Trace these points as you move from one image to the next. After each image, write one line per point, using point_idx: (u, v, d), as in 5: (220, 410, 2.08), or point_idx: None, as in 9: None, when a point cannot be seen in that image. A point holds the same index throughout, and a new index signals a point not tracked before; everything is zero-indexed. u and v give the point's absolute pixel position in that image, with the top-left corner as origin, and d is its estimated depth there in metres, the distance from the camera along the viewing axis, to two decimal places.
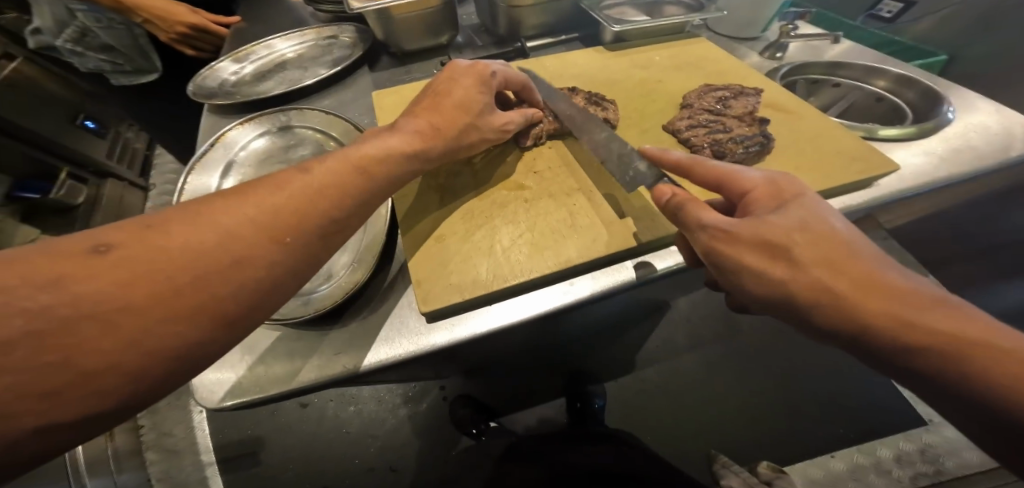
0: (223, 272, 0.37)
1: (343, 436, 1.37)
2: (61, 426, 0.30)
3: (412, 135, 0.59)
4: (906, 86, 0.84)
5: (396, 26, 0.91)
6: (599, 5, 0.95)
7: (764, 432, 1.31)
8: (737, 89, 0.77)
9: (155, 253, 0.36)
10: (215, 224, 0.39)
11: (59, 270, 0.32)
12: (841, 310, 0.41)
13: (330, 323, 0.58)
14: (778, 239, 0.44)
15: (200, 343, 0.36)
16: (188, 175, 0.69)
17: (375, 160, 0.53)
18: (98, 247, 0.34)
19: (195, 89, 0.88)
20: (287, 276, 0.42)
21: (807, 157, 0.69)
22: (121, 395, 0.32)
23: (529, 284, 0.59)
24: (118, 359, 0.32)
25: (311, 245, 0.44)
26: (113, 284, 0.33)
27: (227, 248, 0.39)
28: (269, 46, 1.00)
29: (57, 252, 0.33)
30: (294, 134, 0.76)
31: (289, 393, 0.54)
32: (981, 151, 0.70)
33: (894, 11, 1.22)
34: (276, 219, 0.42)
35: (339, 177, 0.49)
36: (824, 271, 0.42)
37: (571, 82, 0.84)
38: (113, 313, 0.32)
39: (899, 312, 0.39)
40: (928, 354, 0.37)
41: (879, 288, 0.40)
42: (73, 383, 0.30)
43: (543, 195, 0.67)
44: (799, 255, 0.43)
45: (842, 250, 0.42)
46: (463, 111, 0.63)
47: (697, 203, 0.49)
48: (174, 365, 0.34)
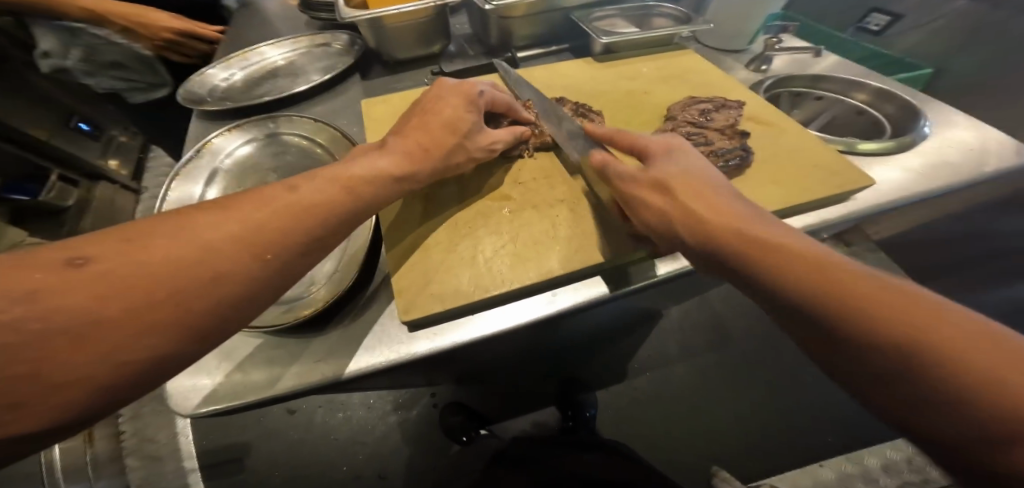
0: (204, 286, 0.38)
1: (331, 443, 1.36)
2: (23, 439, 0.30)
3: (400, 156, 0.60)
4: (885, 99, 0.86)
5: (387, 36, 0.92)
6: (588, 17, 0.96)
7: (752, 441, 1.32)
8: (719, 102, 0.79)
9: (135, 266, 0.35)
10: (196, 240, 0.39)
11: (31, 283, 0.31)
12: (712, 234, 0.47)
13: (312, 331, 0.58)
14: (726, 224, 0.46)
15: (172, 354, 0.36)
16: (174, 181, 0.69)
17: (364, 181, 0.54)
18: (74, 260, 0.34)
19: (185, 95, 0.89)
20: (265, 291, 0.42)
21: (787, 171, 0.69)
22: (89, 408, 0.32)
23: (511, 295, 0.59)
24: (86, 373, 0.31)
25: (291, 261, 0.44)
26: (89, 297, 0.32)
27: (208, 262, 0.39)
28: (261, 53, 1.00)
29: (32, 263, 0.33)
30: (281, 141, 0.76)
31: (262, 403, 0.53)
32: (958, 166, 0.71)
33: (881, 24, 1.26)
34: (259, 234, 0.43)
35: (326, 195, 0.50)
36: (699, 205, 0.49)
37: (560, 93, 0.85)
38: (89, 328, 0.32)
39: (825, 277, 0.38)
40: (816, 285, 0.38)
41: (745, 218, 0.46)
42: (40, 396, 0.29)
43: (527, 206, 0.68)
44: (681, 193, 0.51)
45: (708, 189, 0.51)
46: (450, 132, 0.64)
47: (663, 197, 0.52)
48: (143, 377, 0.34)
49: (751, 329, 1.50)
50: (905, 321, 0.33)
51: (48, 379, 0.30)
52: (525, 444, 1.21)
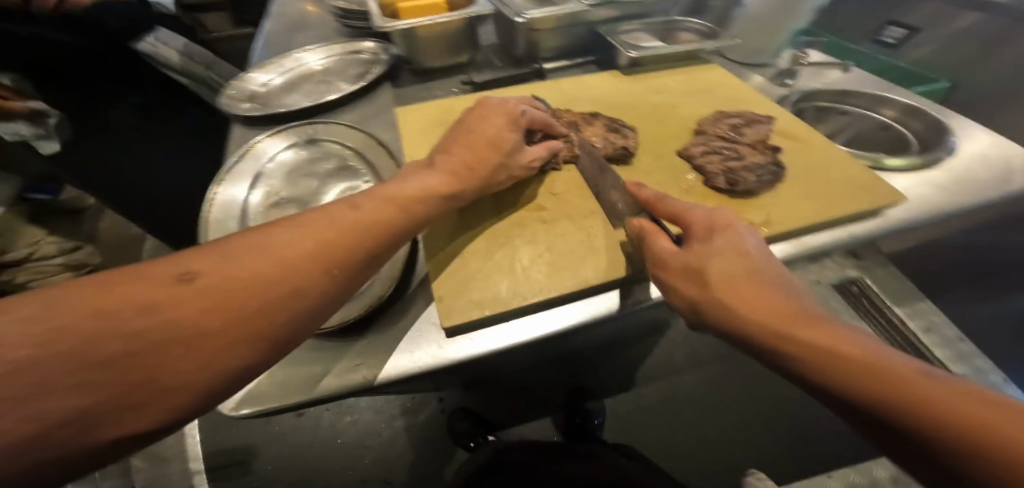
0: (286, 299, 0.39)
1: (338, 446, 1.36)
2: (130, 439, 0.31)
3: (448, 175, 0.61)
4: (913, 116, 0.88)
5: (420, 45, 0.94)
6: (615, 30, 0.98)
7: (762, 450, 1.32)
8: (749, 117, 0.80)
9: (231, 280, 0.37)
10: (276, 254, 0.41)
11: (149, 298, 0.33)
12: (761, 333, 0.42)
13: (351, 334, 0.58)
14: (714, 275, 0.48)
15: (256, 363, 0.37)
16: (219, 183, 0.70)
17: (416, 200, 0.55)
18: (183, 275, 0.36)
19: (224, 100, 0.91)
20: (334, 304, 0.43)
21: (818, 186, 0.70)
22: (188, 411, 0.33)
23: (548, 303, 0.60)
24: (192, 379, 0.32)
25: (355, 274, 0.45)
26: (197, 312, 0.34)
27: (287, 277, 0.40)
28: (296, 59, 1.02)
29: (143, 278, 0.35)
30: (320, 147, 0.77)
31: (305, 403, 0.53)
32: (983, 182, 0.72)
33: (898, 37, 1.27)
34: (329, 249, 0.44)
35: (384, 213, 0.51)
36: (739, 299, 0.45)
37: (590, 106, 0.87)
38: (195, 338, 0.33)
39: (825, 344, 0.38)
40: (828, 355, 0.38)
41: (798, 317, 0.42)
42: (154, 399, 0.31)
43: (562, 216, 0.69)
44: (715, 285, 0.47)
45: (749, 277, 0.46)
46: (495, 150, 0.65)
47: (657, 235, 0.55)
48: (234, 383, 0.35)
49: None
50: (933, 410, 0.31)
51: (162, 384, 0.31)
52: (529, 451, 1.17)
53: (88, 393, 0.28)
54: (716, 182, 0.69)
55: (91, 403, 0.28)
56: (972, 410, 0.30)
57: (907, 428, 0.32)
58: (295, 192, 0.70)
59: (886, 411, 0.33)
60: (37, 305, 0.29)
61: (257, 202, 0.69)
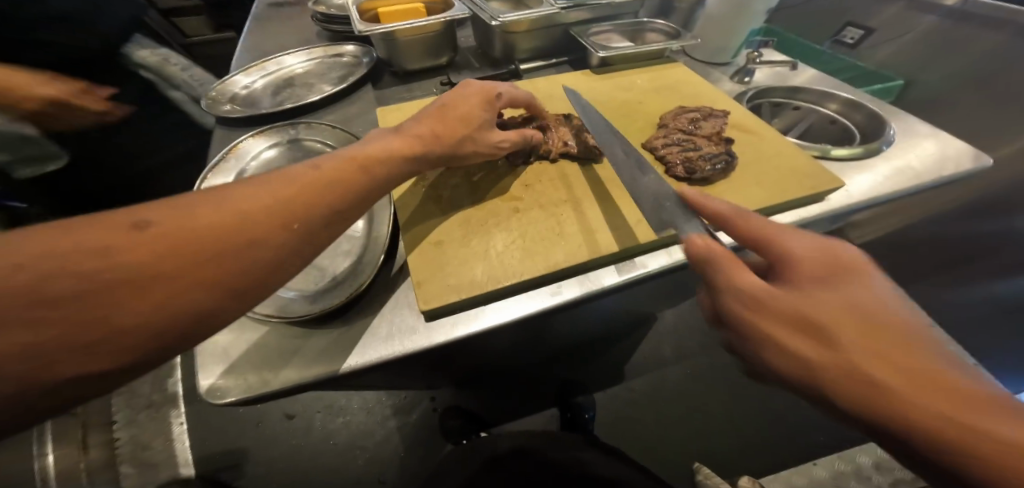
0: (241, 249, 0.42)
1: (331, 448, 1.39)
2: (91, 377, 0.35)
3: (411, 138, 0.65)
4: (854, 109, 0.94)
5: (400, 47, 0.98)
6: (586, 32, 1.03)
7: (743, 437, 1.38)
8: (706, 111, 0.85)
9: (188, 228, 0.40)
10: (234, 207, 0.44)
11: (106, 242, 0.37)
12: (906, 414, 0.34)
13: (331, 323, 0.61)
14: (814, 316, 0.40)
15: (212, 311, 0.40)
16: (205, 180, 0.73)
17: (380, 162, 0.59)
18: (138, 223, 0.39)
19: (207, 102, 0.93)
20: (294, 257, 0.47)
21: (767, 174, 0.76)
22: (145, 352, 0.37)
23: (522, 286, 0.65)
24: (143, 321, 0.36)
25: (317, 232, 0.49)
26: (152, 254, 0.37)
27: (244, 229, 0.43)
28: (279, 62, 1.06)
29: (105, 226, 0.38)
30: (302, 146, 0.81)
31: (286, 391, 0.55)
32: (920, 171, 0.79)
33: (856, 37, 1.39)
34: (289, 207, 0.47)
35: (343, 173, 0.55)
36: (853, 344, 0.38)
37: (562, 103, 0.91)
38: (147, 279, 0.37)
39: (949, 408, 0.33)
40: (966, 432, 0.32)
41: (971, 402, 0.33)
42: (110, 335, 0.35)
43: (534, 206, 0.73)
44: (837, 333, 0.39)
45: (897, 335, 0.38)
46: (464, 123, 0.69)
47: (731, 263, 0.46)
48: (192, 328, 0.39)
49: None
50: None
51: (114, 325, 0.35)
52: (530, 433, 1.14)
53: (43, 327, 0.32)
54: (674, 170, 0.75)
55: (42, 338, 0.32)
56: None
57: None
58: None
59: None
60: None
61: None
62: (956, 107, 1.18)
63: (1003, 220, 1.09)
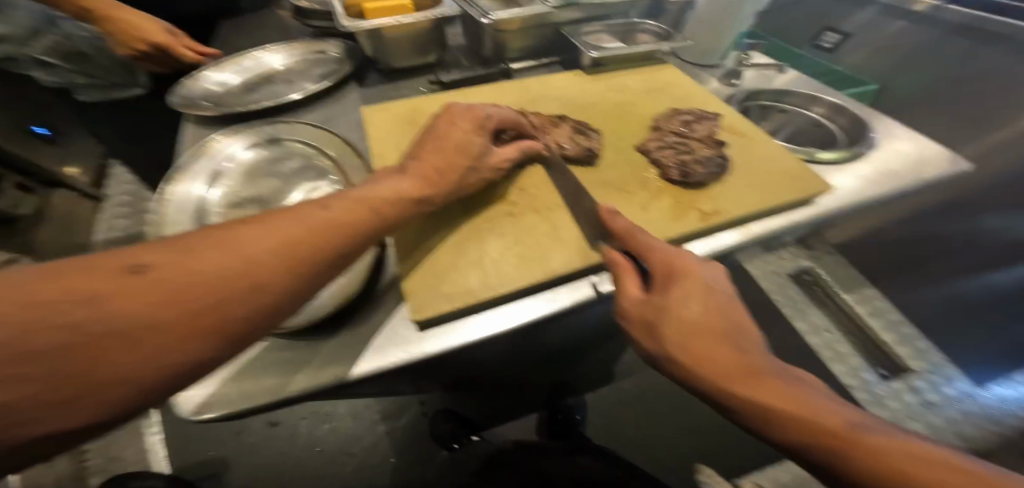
0: (243, 292, 0.40)
1: (317, 455, 1.33)
2: (70, 431, 0.31)
3: (417, 179, 0.61)
4: (839, 113, 0.96)
5: (386, 45, 0.94)
6: (578, 32, 1.01)
7: (732, 437, 1.40)
8: (700, 114, 0.85)
9: (189, 273, 0.38)
10: (240, 251, 0.42)
11: (99, 288, 0.33)
12: (715, 381, 0.45)
13: (319, 334, 0.57)
14: (660, 320, 0.50)
15: (206, 359, 0.37)
16: (173, 183, 0.69)
17: (385, 202, 0.56)
18: (136, 266, 0.36)
19: (178, 100, 0.88)
20: (293, 301, 0.44)
21: (761, 177, 0.76)
22: (131, 405, 0.34)
23: (516, 294, 0.62)
24: (133, 373, 0.33)
25: (319, 273, 0.46)
26: (149, 303, 0.35)
27: (248, 274, 0.40)
28: (257, 58, 1.00)
29: (98, 267, 0.35)
30: (282, 146, 0.76)
31: (269, 407, 0.51)
32: (901, 174, 0.80)
33: (833, 42, 1.38)
34: (297, 249, 0.45)
35: (354, 217, 0.52)
36: (687, 342, 0.48)
37: (553, 105, 0.89)
38: (143, 330, 0.34)
39: (742, 386, 0.44)
40: (753, 402, 0.43)
41: (754, 377, 0.44)
42: (97, 389, 0.32)
43: (529, 210, 0.71)
44: (673, 335, 0.48)
45: (714, 329, 0.48)
46: (462, 154, 0.65)
47: (625, 277, 0.56)
48: (176, 379, 0.36)
49: None
50: (832, 441, 0.38)
51: (97, 378, 0.32)
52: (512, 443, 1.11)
53: (20, 385, 0.29)
54: (669, 175, 0.73)
55: (19, 397, 0.29)
56: (791, 405, 0.41)
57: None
58: (254, 192, 0.69)
59: (824, 457, 0.39)
60: None
61: (217, 199, 0.68)
62: (925, 109, 1.21)
63: (973, 221, 1.15)
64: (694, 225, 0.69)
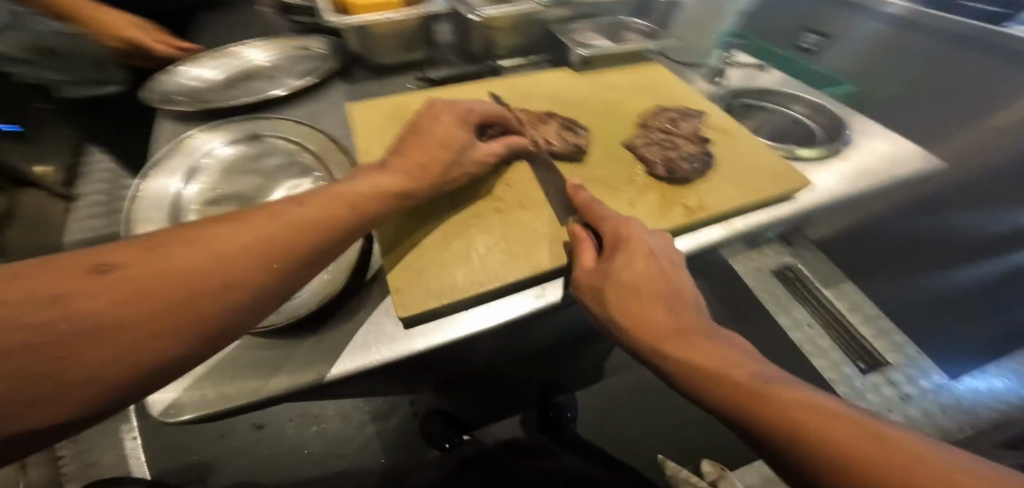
0: (218, 289, 0.38)
1: (303, 457, 1.32)
2: (28, 439, 0.29)
3: (399, 174, 0.61)
4: (819, 113, 0.99)
5: (371, 40, 0.93)
6: (565, 31, 1.02)
7: (714, 428, 1.43)
8: (684, 112, 0.86)
9: (160, 272, 0.37)
10: (215, 248, 0.41)
11: (64, 288, 0.32)
12: (647, 339, 0.49)
13: (301, 332, 0.56)
14: (602, 283, 0.53)
15: (179, 358, 0.36)
16: (148, 179, 0.67)
17: (367, 198, 0.55)
18: (101, 268, 0.35)
19: (154, 95, 0.85)
20: (273, 297, 0.43)
21: (744, 174, 0.78)
22: (96, 409, 0.31)
23: (504, 289, 0.62)
24: (100, 373, 0.31)
25: (298, 270, 0.45)
26: (118, 300, 0.33)
27: (225, 270, 0.40)
28: (239, 53, 0.98)
29: (66, 267, 0.34)
30: (263, 142, 0.75)
31: (249, 407, 0.50)
32: (877, 171, 0.83)
33: (813, 44, 1.37)
34: (274, 245, 0.44)
35: (332, 212, 0.51)
36: (626, 305, 0.51)
37: (540, 102, 0.89)
38: (112, 328, 0.32)
39: (671, 344, 0.47)
40: (680, 359, 0.45)
41: (685, 337, 0.47)
42: (59, 392, 0.30)
43: (516, 206, 0.71)
44: (613, 297, 0.52)
45: (655, 294, 0.52)
46: (447, 148, 0.65)
47: (582, 248, 0.59)
48: (146, 381, 0.34)
49: None
50: (746, 394, 0.39)
51: (61, 380, 0.30)
52: None
53: None
54: (656, 170, 0.75)
55: None
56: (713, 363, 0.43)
57: (767, 441, 0.37)
58: (234, 189, 0.67)
59: (742, 414, 0.39)
60: None
61: (194, 196, 0.66)
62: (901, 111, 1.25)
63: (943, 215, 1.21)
64: (678, 219, 0.70)
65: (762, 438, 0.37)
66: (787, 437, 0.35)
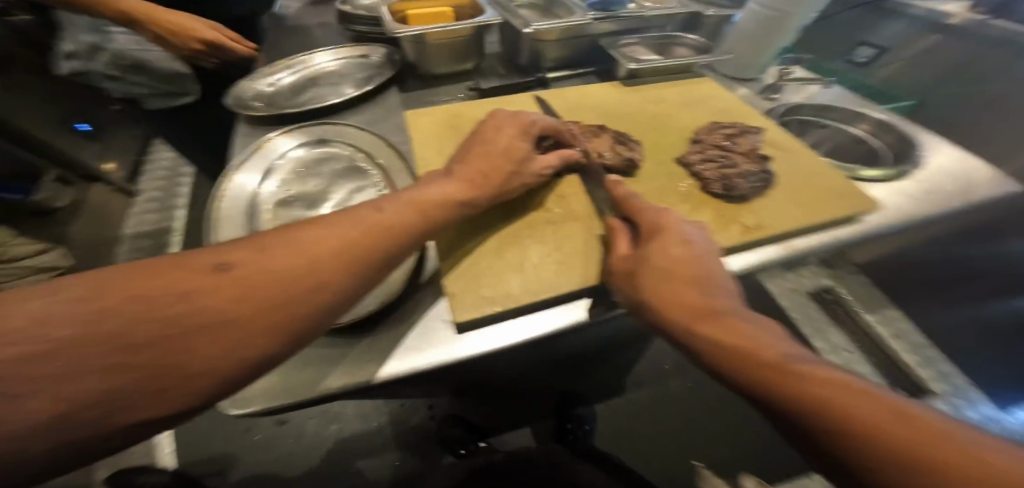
0: (304, 293, 0.41)
1: (329, 455, 1.34)
2: (159, 420, 0.34)
3: (464, 182, 0.62)
4: (885, 131, 0.95)
5: (428, 51, 0.96)
6: (615, 44, 1.03)
7: (750, 455, 1.37)
8: (742, 128, 0.84)
9: (262, 273, 0.40)
10: (304, 251, 0.43)
11: (188, 286, 0.37)
12: (675, 316, 0.49)
13: (363, 332, 0.58)
14: (636, 266, 0.55)
15: (272, 355, 0.39)
16: (227, 178, 0.71)
17: (434, 205, 0.57)
18: (220, 265, 0.39)
19: (233, 98, 0.91)
20: (350, 302, 0.45)
21: (807, 193, 0.75)
22: (209, 397, 0.35)
23: (559, 299, 0.62)
24: (214, 365, 0.35)
25: (373, 275, 0.47)
26: (228, 299, 0.37)
27: (313, 273, 0.42)
28: (307, 60, 1.04)
29: (191, 265, 0.39)
30: (329, 147, 0.78)
31: (317, 401, 0.52)
32: (951, 194, 0.78)
33: (868, 56, 1.26)
34: (353, 251, 0.46)
35: (404, 218, 0.53)
36: (657, 287, 0.52)
37: (591, 115, 0.90)
38: (224, 325, 0.36)
39: (700, 323, 0.48)
40: (711, 339, 0.46)
41: (715, 316, 0.48)
42: (184, 381, 0.34)
43: (569, 217, 0.72)
44: (645, 279, 0.53)
45: (689, 276, 0.53)
46: (506, 158, 0.67)
47: (618, 235, 0.62)
48: (247, 375, 0.38)
49: None
50: (776, 373, 0.41)
51: (183, 370, 0.34)
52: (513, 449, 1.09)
53: (124, 373, 0.32)
54: (712, 187, 0.74)
55: (123, 381, 0.32)
56: (744, 341, 0.44)
57: (799, 417, 0.38)
58: (303, 191, 0.71)
59: (771, 394, 0.40)
60: (92, 291, 0.34)
61: (270, 195, 0.70)
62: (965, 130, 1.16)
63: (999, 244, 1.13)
64: (736, 237, 0.69)
65: (794, 416, 0.39)
66: (822, 416, 0.37)
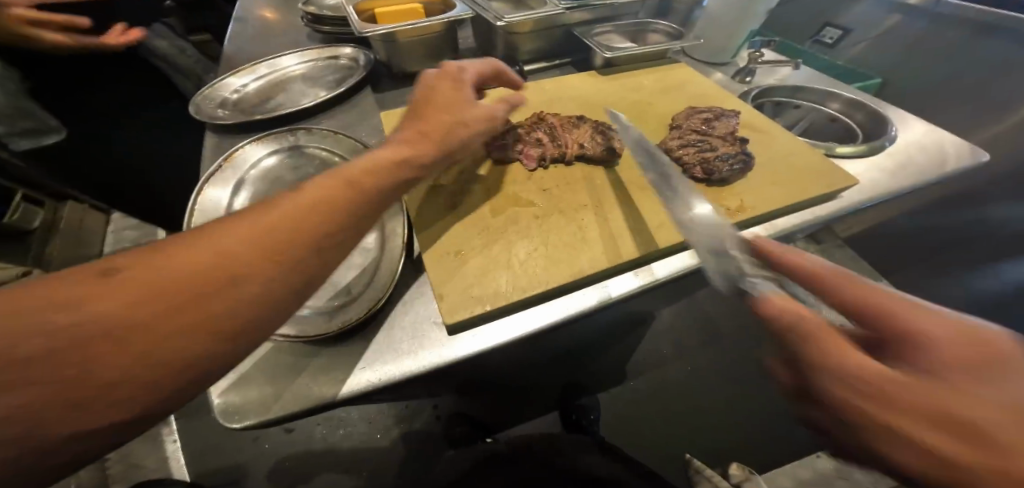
0: (221, 290, 0.38)
1: (334, 460, 1.32)
2: (93, 432, 0.32)
3: (401, 144, 0.60)
4: (855, 108, 0.95)
5: (399, 48, 0.95)
6: (590, 33, 1.02)
7: (748, 433, 1.39)
8: (718, 111, 0.85)
9: (166, 271, 0.37)
10: (217, 244, 0.40)
11: (75, 293, 0.34)
12: None
13: (349, 340, 0.56)
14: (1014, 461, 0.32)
15: (202, 356, 0.36)
16: (200, 191, 0.69)
17: (372, 173, 0.53)
18: (107, 270, 0.36)
19: (197, 107, 0.88)
20: (287, 291, 0.42)
21: (783, 174, 0.76)
22: (142, 405, 0.34)
23: (550, 294, 0.62)
24: (126, 373, 0.33)
25: (307, 261, 0.43)
26: (122, 303, 0.34)
27: (226, 267, 0.39)
28: (273, 64, 1.01)
29: (78, 271, 0.35)
30: (304, 154, 0.76)
31: (304, 413, 0.51)
32: (924, 166, 0.80)
33: (835, 37, 1.30)
34: (272, 238, 0.42)
35: (330, 192, 0.48)
36: None
37: (569, 105, 0.90)
38: (129, 331, 0.34)
39: None
40: None
41: None
42: (95, 392, 0.32)
43: (553, 211, 0.71)
44: None
45: None
46: (447, 112, 0.66)
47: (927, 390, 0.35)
48: (179, 381, 0.35)
49: (743, 333, 1.60)
50: None
51: (96, 380, 0.32)
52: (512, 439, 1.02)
53: (22, 390, 0.30)
54: (692, 172, 0.74)
55: (26, 399, 0.30)
56: None
57: None
58: None
59: None
60: None
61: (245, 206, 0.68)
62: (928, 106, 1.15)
63: (980, 210, 1.11)
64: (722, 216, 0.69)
65: None
66: None
